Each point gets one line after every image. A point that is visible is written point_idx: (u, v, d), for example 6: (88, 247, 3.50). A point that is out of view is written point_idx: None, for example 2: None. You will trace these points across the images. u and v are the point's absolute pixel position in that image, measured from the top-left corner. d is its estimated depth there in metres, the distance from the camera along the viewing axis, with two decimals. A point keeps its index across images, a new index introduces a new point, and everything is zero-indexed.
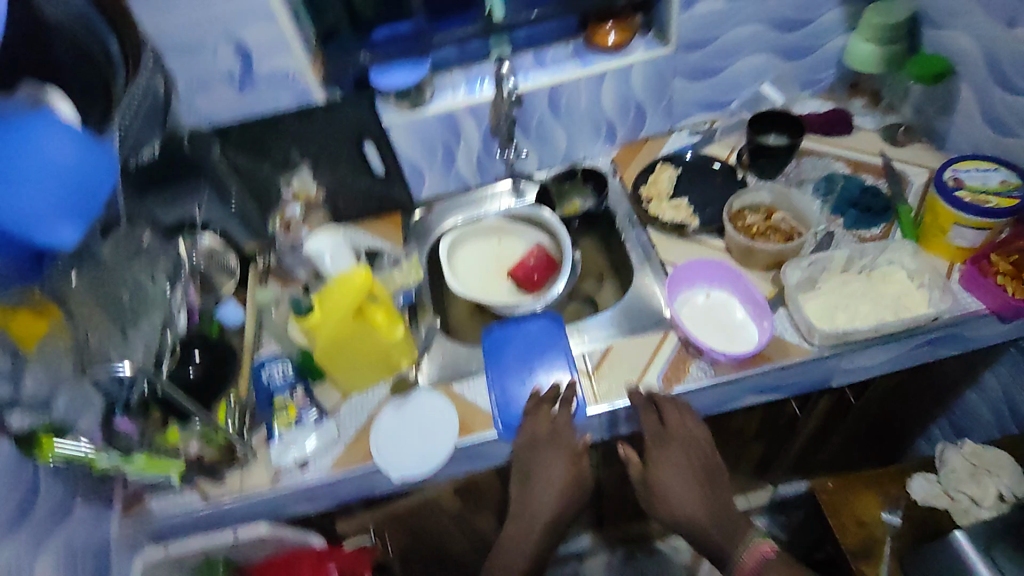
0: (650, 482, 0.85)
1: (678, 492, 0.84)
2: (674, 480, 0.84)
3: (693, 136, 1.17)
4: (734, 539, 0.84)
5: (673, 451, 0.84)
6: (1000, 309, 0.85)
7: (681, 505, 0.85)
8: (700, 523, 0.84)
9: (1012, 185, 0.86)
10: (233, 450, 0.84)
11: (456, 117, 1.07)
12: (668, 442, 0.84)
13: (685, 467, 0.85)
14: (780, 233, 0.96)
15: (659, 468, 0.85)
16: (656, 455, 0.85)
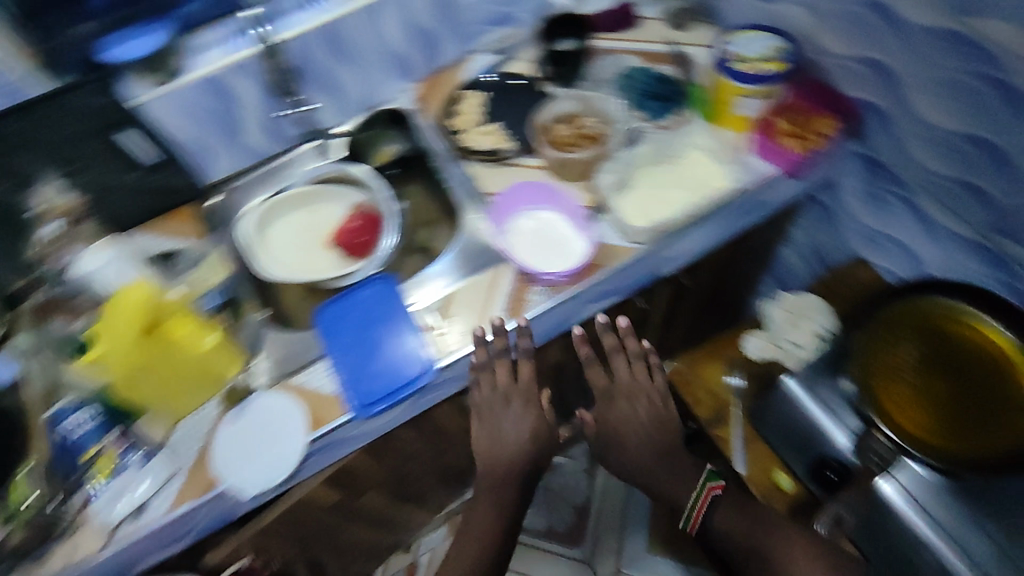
0: (606, 436, 0.93)
1: (629, 442, 0.92)
2: (625, 431, 0.92)
3: (492, 55, 1.11)
4: (682, 482, 0.90)
5: (612, 408, 0.93)
6: (791, 169, 0.91)
7: (629, 456, 0.92)
8: (649, 469, 0.91)
9: (780, 48, 0.92)
10: (45, 524, 0.73)
11: (222, 81, 0.93)
12: (610, 398, 0.93)
13: (629, 420, 0.92)
14: (590, 141, 0.95)
15: (610, 425, 0.93)
16: (604, 413, 0.93)
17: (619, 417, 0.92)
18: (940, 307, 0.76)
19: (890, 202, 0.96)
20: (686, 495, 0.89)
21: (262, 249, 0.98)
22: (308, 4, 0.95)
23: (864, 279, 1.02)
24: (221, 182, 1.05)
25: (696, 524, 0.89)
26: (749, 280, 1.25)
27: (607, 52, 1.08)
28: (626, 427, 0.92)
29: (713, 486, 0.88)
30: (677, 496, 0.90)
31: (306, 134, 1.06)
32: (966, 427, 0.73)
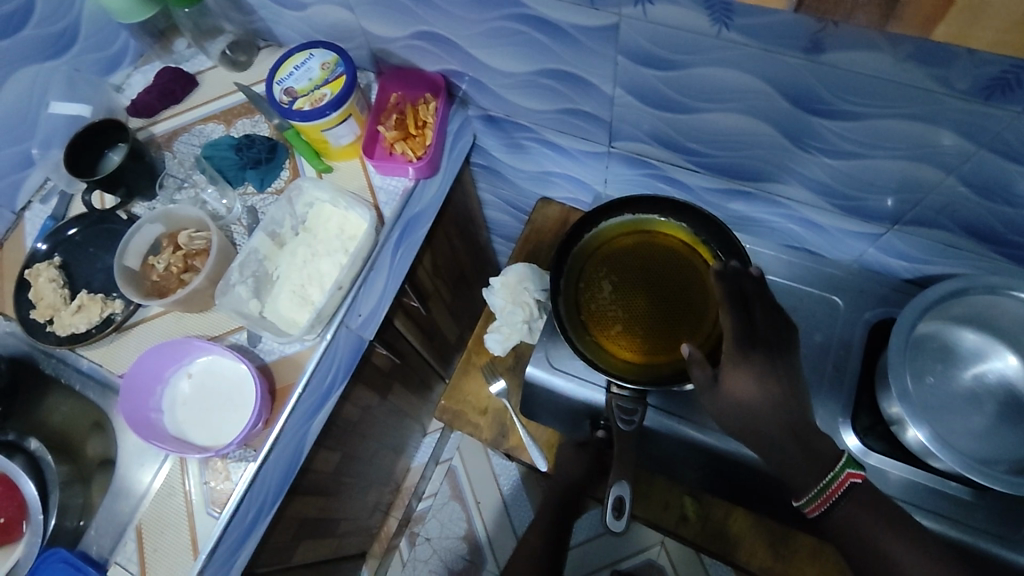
0: (732, 406, 0.63)
1: (769, 415, 0.62)
2: (768, 403, 0.62)
3: (49, 202, 0.89)
4: (813, 466, 0.62)
5: (759, 370, 0.62)
6: (420, 172, 0.83)
7: (750, 433, 0.63)
8: (777, 454, 0.63)
9: (332, 62, 0.79)
10: None
11: None
12: (757, 355, 0.62)
13: (778, 396, 0.62)
14: (201, 257, 0.79)
15: (737, 394, 0.63)
16: (749, 375, 0.62)
17: (757, 386, 0.62)
18: (615, 229, 0.82)
19: (527, 145, 0.92)
20: (810, 481, 0.62)
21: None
22: None
23: (553, 217, 1.00)
24: None
25: (812, 508, 0.63)
26: (473, 252, 1.20)
27: (178, 132, 0.91)
28: (756, 398, 0.62)
29: (851, 473, 0.62)
30: (794, 478, 0.63)
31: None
32: (679, 329, 0.76)
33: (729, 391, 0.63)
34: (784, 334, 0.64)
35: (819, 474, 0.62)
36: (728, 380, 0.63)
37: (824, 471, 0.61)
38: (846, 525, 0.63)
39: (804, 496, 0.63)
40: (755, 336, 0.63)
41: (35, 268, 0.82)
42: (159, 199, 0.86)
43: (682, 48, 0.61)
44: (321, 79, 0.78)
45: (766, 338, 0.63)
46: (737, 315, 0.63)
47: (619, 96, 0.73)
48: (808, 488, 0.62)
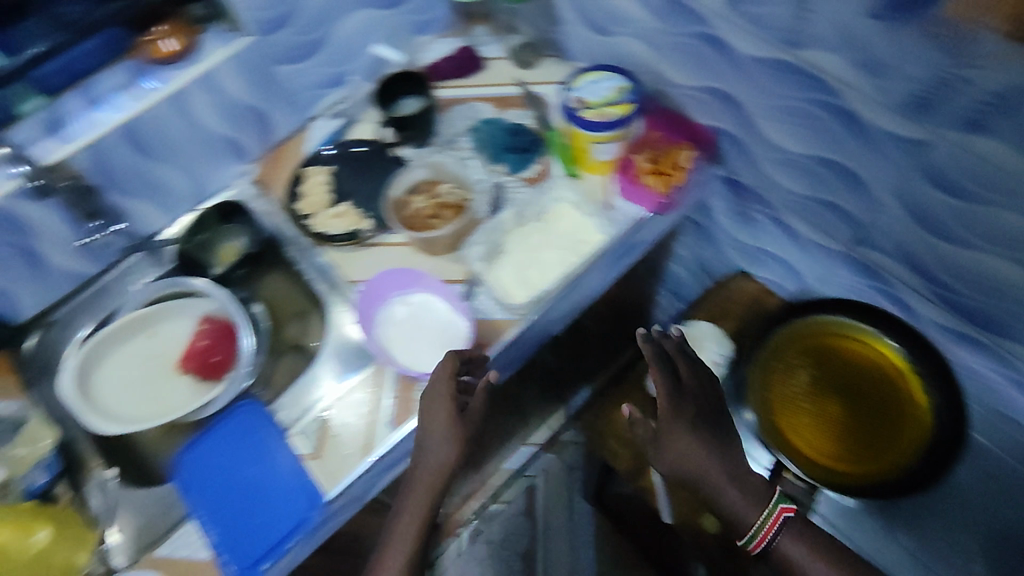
0: (678, 455, 0.75)
1: (709, 463, 0.74)
2: (703, 452, 0.74)
3: (335, 120, 1.02)
4: (746, 496, 0.72)
5: (689, 421, 0.76)
6: (660, 207, 0.88)
7: (696, 474, 0.74)
8: (721, 490, 0.73)
9: (625, 89, 0.85)
10: None
11: (5, 211, 0.79)
12: (686, 407, 0.78)
13: (711, 463, 0.74)
14: (451, 209, 0.88)
15: (681, 444, 0.75)
16: (681, 420, 0.76)
17: (694, 437, 0.75)
18: (835, 329, 0.81)
19: (757, 219, 0.95)
20: (750, 518, 0.71)
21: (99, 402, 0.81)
22: (95, 107, 0.83)
23: (747, 292, 1.02)
24: (37, 317, 0.91)
25: (756, 546, 0.71)
26: (643, 296, 1.24)
27: (457, 100, 1.01)
28: (681, 442, 0.75)
29: (784, 507, 0.72)
30: (738, 519, 0.72)
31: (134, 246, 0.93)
32: (855, 449, 0.77)
33: (671, 447, 0.75)
34: (709, 387, 0.80)
35: (759, 509, 0.71)
36: (667, 432, 0.77)
37: (761, 507, 0.71)
38: (785, 559, 0.70)
39: (746, 536, 0.71)
40: (681, 390, 0.79)
41: (310, 169, 0.96)
42: (425, 150, 0.97)
43: (993, 188, 0.62)
44: (611, 99, 0.83)
45: (691, 391, 0.79)
46: (664, 370, 0.82)
47: (888, 206, 0.75)
48: (749, 524, 0.71)
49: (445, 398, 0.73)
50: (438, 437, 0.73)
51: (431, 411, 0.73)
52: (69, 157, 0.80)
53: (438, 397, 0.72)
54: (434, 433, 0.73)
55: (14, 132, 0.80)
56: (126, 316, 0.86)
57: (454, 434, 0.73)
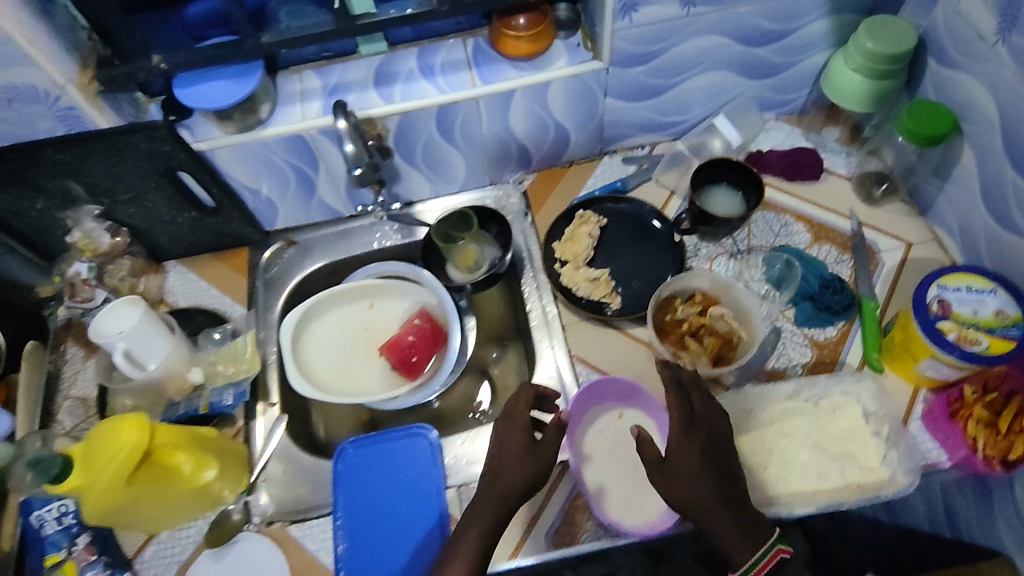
0: (676, 485, 0.60)
1: (703, 491, 0.59)
2: (699, 481, 0.60)
3: (627, 165, 0.92)
4: (751, 531, 0.60)
5: (702, 447, 0.62)
6: (967, 464, 0.67)
7: (694, 505, 0.60)
8: (722, 526, 0.59)
9: (1009, 317, 0.65)
10: None
11: (307, 141, 0.80)
12: (696, 435, 0.62)
13: (707, 497, 0.59)
14: (714, 338, 0.73)
15: (690, 475, 0.60)
16: (685, 443, 0.62)
17: (699, 462, 0.60)
18: None
19: None
20: (745, 556, 0.59)
21: (300, 353, 0.82)
22: (427, 74, 0.80)
23: None
24: (283, 231, 0.95)
25: None
26: None
27: (770, 205, 0.86)
28: (687, 464, 0.61)
29: (781, 548, 0.61)
30: (731, 553, 0.59)
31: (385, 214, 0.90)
32: None
33: (674, 468, 0.61)
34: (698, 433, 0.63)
35: (754, 548, 0.59)
36: (677, 458, 0.61)
37: (761, 544, 0.60)
38: None
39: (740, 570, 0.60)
40: (694, 417, 0.64)
41: (584, 212, 0.86)
42: (710, 248, 0.84)
43: None
44: (988, 326, 0.64)
45: (703, 419, 0.64)
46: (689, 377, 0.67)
47: None
48: (742, 562, 0.59)
49: (519, 425, 0.67)
50: (511, 468, 0.64)
51: (506, 436, 0.66)
52: (385, 119, 0.79)
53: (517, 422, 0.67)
54: (513, 458, 0.64)
55: (375, 74, 0.81)
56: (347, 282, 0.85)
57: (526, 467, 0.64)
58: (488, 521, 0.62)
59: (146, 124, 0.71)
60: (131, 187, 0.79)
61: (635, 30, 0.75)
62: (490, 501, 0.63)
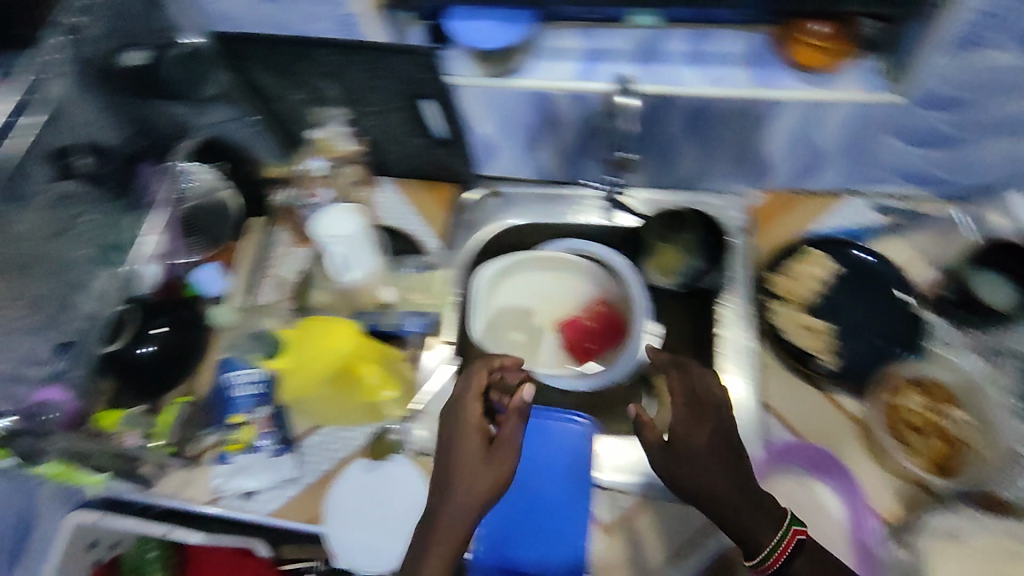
0: (684, 460, 0.60)
1: (710, 473, 0.60)
2: (716, 463, 0.60)
3: (874, 211, 0.83)
4: (760, 513, 0.58)
5: (711, 428, 0.62)
6: None
7: (711, 490, 0.59)
8: (744, 517, 0.58)
9: None
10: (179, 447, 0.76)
11: (551, 100, 0.79)
12: (705, 417, 0.63)
13: (721, 480, 0.59)
14: (940, 440, 0.69)
15: (709, 448, 0.61)
16: (693, 417, 0.63)
17: (710, 440, 0.61)
18: None
19: None
20: (762, 538, 0.58)
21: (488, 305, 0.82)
22: (694, 62, 0.75)
23: None
24: (488, 179, 0.96)
25: (767, 565, 0.58)
26: None
27: None
28: (701, 443, 0.61)
29: (797, 530, 0.59)
30: (749, 535, 0.58)
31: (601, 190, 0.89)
32: None
33: (679, 445, 0.61)
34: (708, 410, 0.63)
35: (773, 531, 0.58)
36: (682, 438, 0.61)
37: (778, 526, 0.58)
38: None
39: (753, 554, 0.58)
40: (701, 403, 0.63)
41: (816, 253, 0.79)
42: (953, 334, 0.74)
43: None
44: None
45: (710, 405, 0.63)
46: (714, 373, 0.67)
47: None
48: (760, 543, 0.57)
49: (470, 436, 0.63)
50: (469, 481, 0.60)
51: (456, 444, 0.62)
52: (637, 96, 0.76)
53: (470, 395, 0.65)
54: (467, 474, 0.60)
55: (638, 50, 0.77)
56: (541, 249, 0.83)
57: (485, 471, 0.61)
58: (446, 562, 0.58)
59: (411, 48, 0.72)
60: (376, 101, 0.83)
61: (957, 68, 0.66)
62: (445, 532, 0.59)
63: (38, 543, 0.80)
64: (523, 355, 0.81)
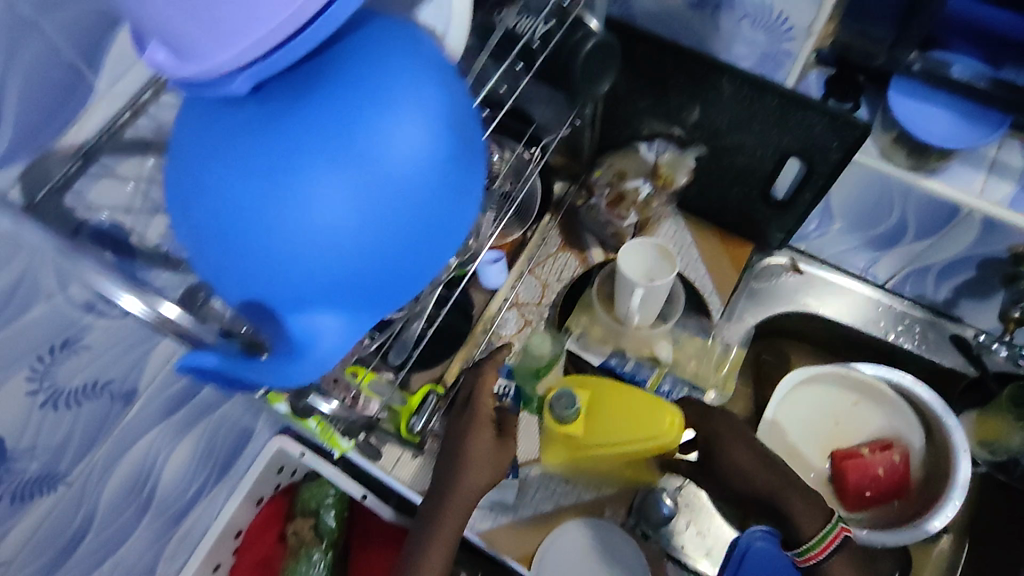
0: (731, 467, 0.65)
1: (759, 476, 0.64)
2: (755, 467, 0.65)
3: None
4: (807, 509, 0.61)
5: (746, 433, 0.66)
6: None
7: (750, 481, 0.64)
8: (789, 505, 0.62)
9: None
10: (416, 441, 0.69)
11: (954, 217, 0.67)
12: (735, 426, 0.67)
13: (771, 480, 0.63)
14: None
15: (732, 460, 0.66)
16: (723, 420, 0.68)
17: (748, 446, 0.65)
18: None
19: None
20: (808, 529, 0.60)
21: (777, 409, 0.76)
22: None
23: None
24: (795, 250, 0.86)
25: (806, 557, 0.61)
26: None
27: None
28: (741, 452, 0.65)
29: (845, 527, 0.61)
30: (795, 522, 0.61)
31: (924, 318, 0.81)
32: None
33: (722, 453, 0.66)
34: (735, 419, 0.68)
35: (823, 521, 0.60)
36: (721, 443, 0.67)
37: (824, 518, 0.61)
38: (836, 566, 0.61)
39: (803, 545, 0.61)
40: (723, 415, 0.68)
41: None
42: None
43: None
44: None
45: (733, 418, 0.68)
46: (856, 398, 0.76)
47: None
48: (807, 529, 0.60)
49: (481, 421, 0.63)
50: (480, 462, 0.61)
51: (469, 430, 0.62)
52: None
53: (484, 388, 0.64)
54: (480, 458, 0.61)
55: None
56: (851, 368, 0.76)
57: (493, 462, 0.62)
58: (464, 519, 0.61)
59: (838, 113, 0.60)
60: (737, 142, 0.71)
61: None
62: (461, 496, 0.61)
63: (245, 457, 0.79)
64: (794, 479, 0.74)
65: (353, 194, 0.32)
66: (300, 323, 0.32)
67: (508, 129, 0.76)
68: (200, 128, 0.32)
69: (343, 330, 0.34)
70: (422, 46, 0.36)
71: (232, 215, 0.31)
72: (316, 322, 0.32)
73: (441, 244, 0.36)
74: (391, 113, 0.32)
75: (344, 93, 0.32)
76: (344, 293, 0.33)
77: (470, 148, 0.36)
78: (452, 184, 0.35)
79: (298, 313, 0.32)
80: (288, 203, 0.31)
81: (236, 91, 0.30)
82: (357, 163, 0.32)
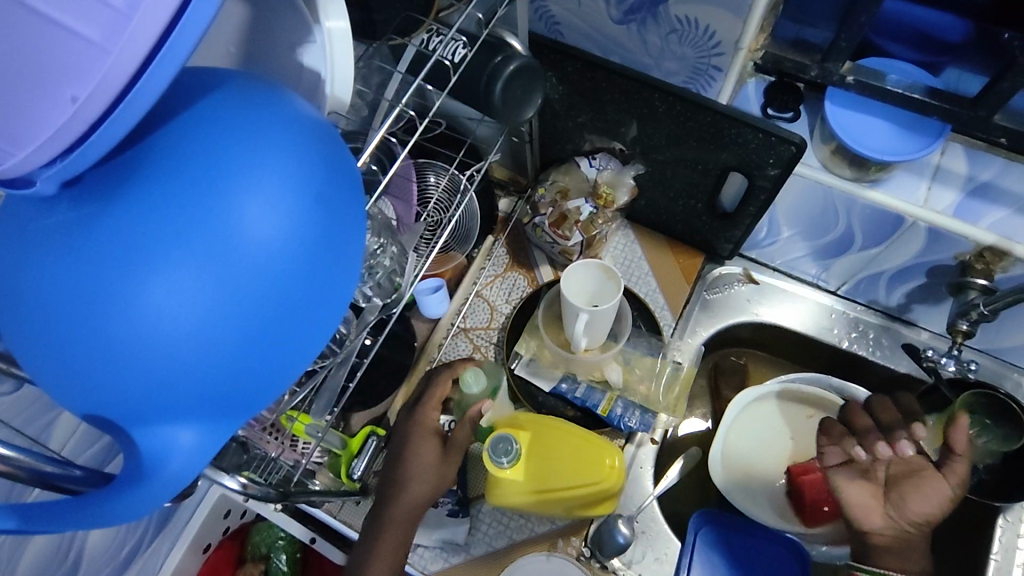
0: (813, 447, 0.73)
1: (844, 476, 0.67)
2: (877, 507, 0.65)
3: None
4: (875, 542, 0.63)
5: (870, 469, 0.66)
6: None
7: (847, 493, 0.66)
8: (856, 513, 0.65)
9: None
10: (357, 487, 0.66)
11: (898, 228, 0.65)
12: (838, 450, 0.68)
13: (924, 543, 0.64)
14: None
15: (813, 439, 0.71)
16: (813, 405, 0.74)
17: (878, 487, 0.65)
18: None
19: None
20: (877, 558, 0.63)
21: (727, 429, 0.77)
22: None
23: None
24: (747, 260, 0.84)
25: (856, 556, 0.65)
26: None
27: None
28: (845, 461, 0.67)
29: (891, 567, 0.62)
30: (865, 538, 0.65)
31: (876, 323, 0.80)
32: None
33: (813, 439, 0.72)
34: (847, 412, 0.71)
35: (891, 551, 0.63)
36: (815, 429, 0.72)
37: None
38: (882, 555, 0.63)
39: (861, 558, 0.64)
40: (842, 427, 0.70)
41: None
42: None
43: None
44: None
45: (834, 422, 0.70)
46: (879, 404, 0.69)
47: None
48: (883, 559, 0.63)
49: (426, 429, 0.63)
50: (421, 475, 0.61)
51: (410, 444, 0.62)
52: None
53: (430, 400, 0.64)
54: (419, 470, 0.61)
55: None
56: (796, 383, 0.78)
57: (438, 476, 0.61)
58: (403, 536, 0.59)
59: (772, 129, 0.59)
60: (676, 157, 0.69)
61: None
62: (401, 514, 0.60)
63: (185, 506, 0.75)
64: (748, 493, 0.75)
65: (192, 294, 0.29)
66: (149, 438, 0.30)
67: (441, 152, 0.73)
68: (25, 225, 0.29)
69: (202, 439, 0.31)
70: (279, 112, 0.32)
71: (57, 328, 0.28)
72: (172, 437, 0.30)
73: (312, 332, 0.32)
74: (232, 199, 0.29)
75: (175, 184, 0.29)
76: (196, 401, 0.30)
77: (346, 223, 0.33)
78: (317, 265, 0.32)
79: (146, 427, 0.30)
80: (115, 312, 0.28)
81: (46, 189, 0.27)
82: (192, 260, 0.28)
